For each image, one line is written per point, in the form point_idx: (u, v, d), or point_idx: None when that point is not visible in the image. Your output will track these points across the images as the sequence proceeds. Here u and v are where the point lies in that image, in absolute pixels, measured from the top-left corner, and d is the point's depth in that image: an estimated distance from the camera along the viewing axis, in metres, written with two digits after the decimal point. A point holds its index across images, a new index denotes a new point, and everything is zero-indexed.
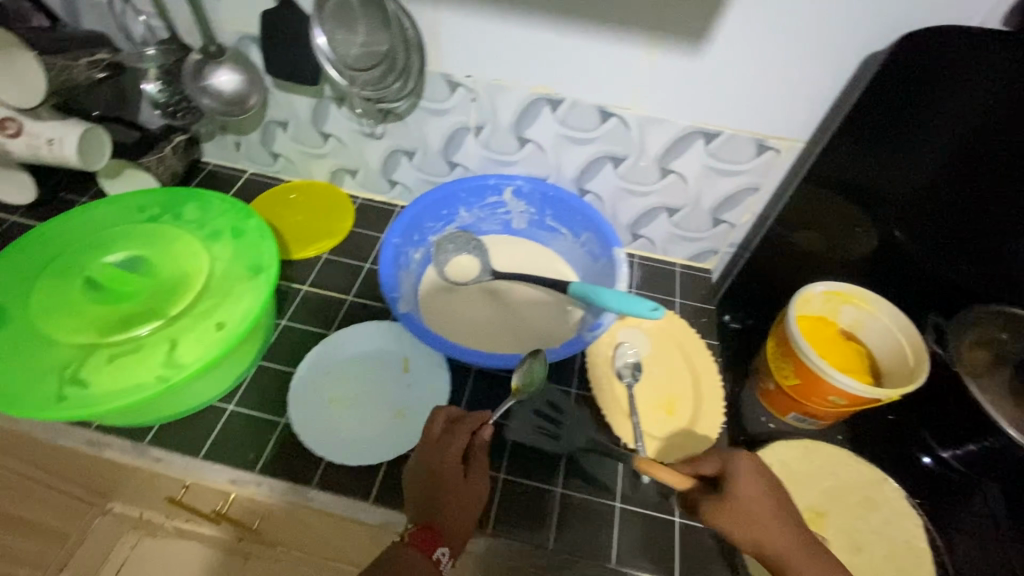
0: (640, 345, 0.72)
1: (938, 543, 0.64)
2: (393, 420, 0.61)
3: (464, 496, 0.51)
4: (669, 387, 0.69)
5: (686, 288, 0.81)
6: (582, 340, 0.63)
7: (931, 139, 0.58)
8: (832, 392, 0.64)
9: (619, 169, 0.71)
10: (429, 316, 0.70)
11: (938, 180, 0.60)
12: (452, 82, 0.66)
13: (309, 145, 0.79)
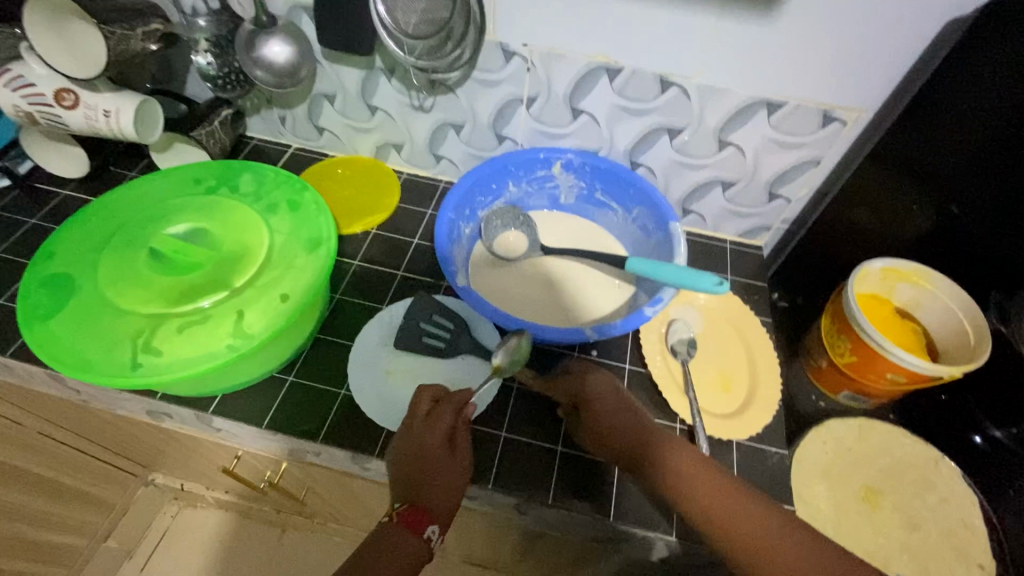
0: (692, 322, 0.71)
1: (995, 522, 0.63)
2: None
3: (456, 475, 0.51)
4: (724, 364, 0.68)
5: (736, 265, 0.79)
6: (643, 315, 0.60)
7: (976, 102, 0.55)
8: (889, 369, 0.62)
9: (675, 142, 0.70)
10: (482, 289, 0.70)
11: (983, 146, 0.55)
12: (508, 51, 0.65)
13: (356, 118, 0.78)
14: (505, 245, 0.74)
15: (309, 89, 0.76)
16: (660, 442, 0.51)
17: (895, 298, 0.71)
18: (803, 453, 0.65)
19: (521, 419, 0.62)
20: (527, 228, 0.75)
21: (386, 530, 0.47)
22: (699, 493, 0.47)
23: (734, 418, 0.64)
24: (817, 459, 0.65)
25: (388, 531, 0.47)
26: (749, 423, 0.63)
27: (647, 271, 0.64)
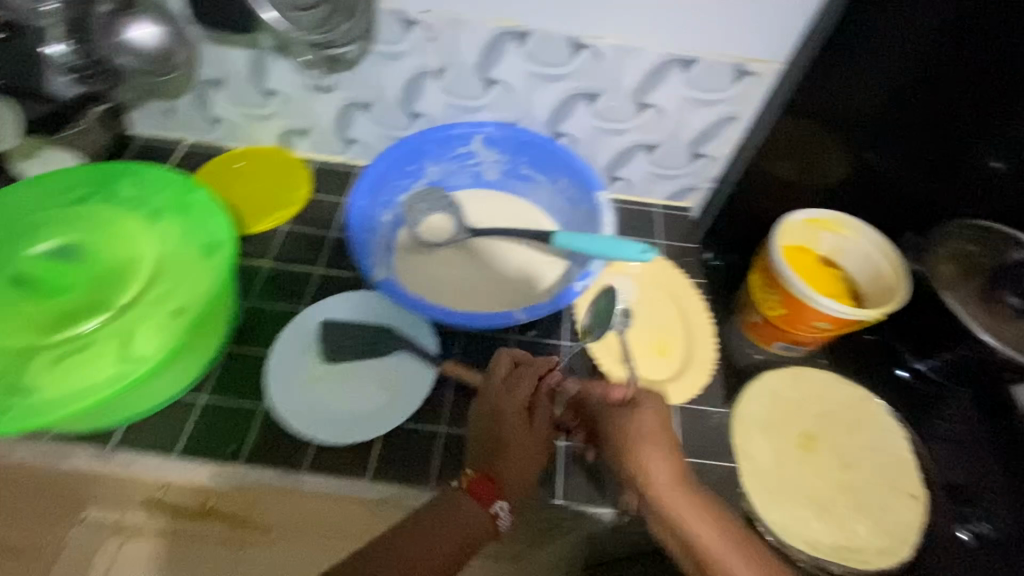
0: (627, 291, 0.71)
1: (921, 452, 0.65)
2: (382, 394, 0.57)
3: (531, 449, 0.51)
4: (661, 329, 0.69)
5: (664, 229, 0.80)
6: (573, 291, 0.59)
7: (890, 62, 0.56)
8: (816, 317, 0.64)
9: (594, 107, 0.67)
10: (407, 280, 0.66)
11: (901, 99, 0.59)
12: (408, 20, 0.60)
13: (251, 105, 0.71)
14: (429, 231, 0.70)
15: (192, 78, 0.68)
16: (682, 497, 0.48)
17: (818, 247, 0.72)
18: (740, 409, 0.66)
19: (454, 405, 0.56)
20: (455, 214, 0.72)
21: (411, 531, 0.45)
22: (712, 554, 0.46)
23: (672, 382, 0.65)
24: (753, 411, 0.66)
25: (406, 532, 0.46)
26: (684, 387, 0.65)
27: (583, 249, 0.62)
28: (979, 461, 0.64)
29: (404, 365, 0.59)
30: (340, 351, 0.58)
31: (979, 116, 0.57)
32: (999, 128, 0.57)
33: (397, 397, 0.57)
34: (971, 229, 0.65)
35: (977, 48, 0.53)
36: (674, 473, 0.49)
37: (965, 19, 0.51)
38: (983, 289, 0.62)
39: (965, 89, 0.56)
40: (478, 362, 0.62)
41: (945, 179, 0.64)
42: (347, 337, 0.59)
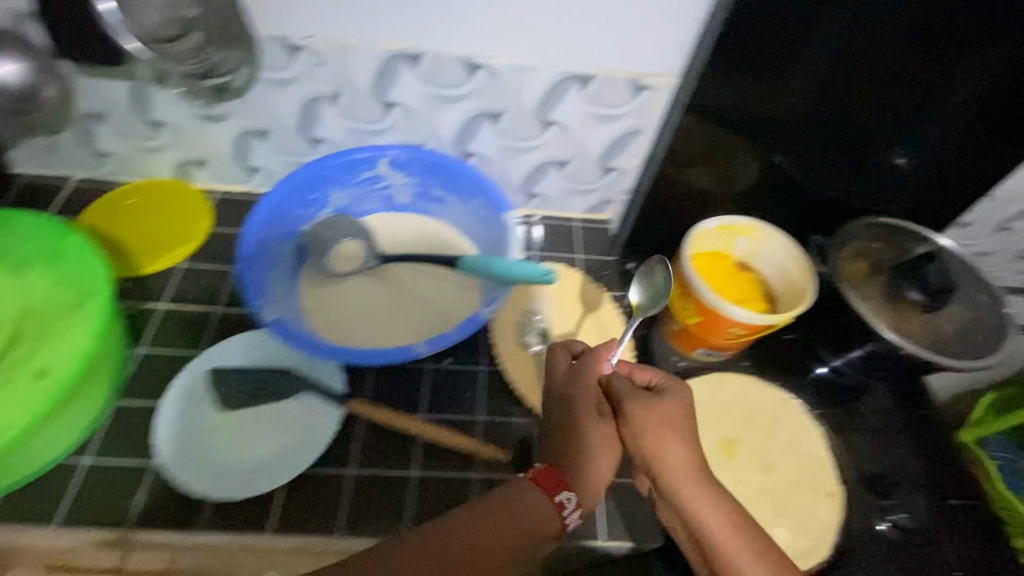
0: (546, 310, 0.69)
1: (835, 447, 0.68)
2: (285, 438, 0.55)
3: (601, 439, 0.49)
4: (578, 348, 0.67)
5: (586, 243, 0.79)
6: (478, 318, 0.57)
7: (806, 74, 0.58)
8: (730, 324, 0.64)
9: (498, 127, 0.66)
10: (313, 314, 0.64)
11: (814, 107, 0.61)
12: (292, 45, 0.58)
13: (139, 138, 0.67)
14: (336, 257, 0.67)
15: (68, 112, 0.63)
16: (697, 484, 0.48)
17: (733, 252, 0.73)
18: None
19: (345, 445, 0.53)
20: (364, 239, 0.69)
21: (471, 521, 0.44)
22: (726, 545, 0.47)
23: None
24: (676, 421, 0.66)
25: (468, 521, 0.44)
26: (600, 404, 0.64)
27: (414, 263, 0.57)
28: (892, 449, 0.69)
29: (309, 405, 0.57)
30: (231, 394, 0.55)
31: (884, 118, 0.62)
32: (897, 132, 0.64)
33: (302, 439, 0.55)
34: (874, 231, 0.71)
35: (888, 60, 0.57)
36: (691, 461, 0.49)
37: (879, 34, 0.55)
38: (887, 287, 0.67)
39: (876, 96, 0.60)
40: (391, 395, 0.60)
41: (849, 175, 0.69)
42: (238, 378, 0.56)
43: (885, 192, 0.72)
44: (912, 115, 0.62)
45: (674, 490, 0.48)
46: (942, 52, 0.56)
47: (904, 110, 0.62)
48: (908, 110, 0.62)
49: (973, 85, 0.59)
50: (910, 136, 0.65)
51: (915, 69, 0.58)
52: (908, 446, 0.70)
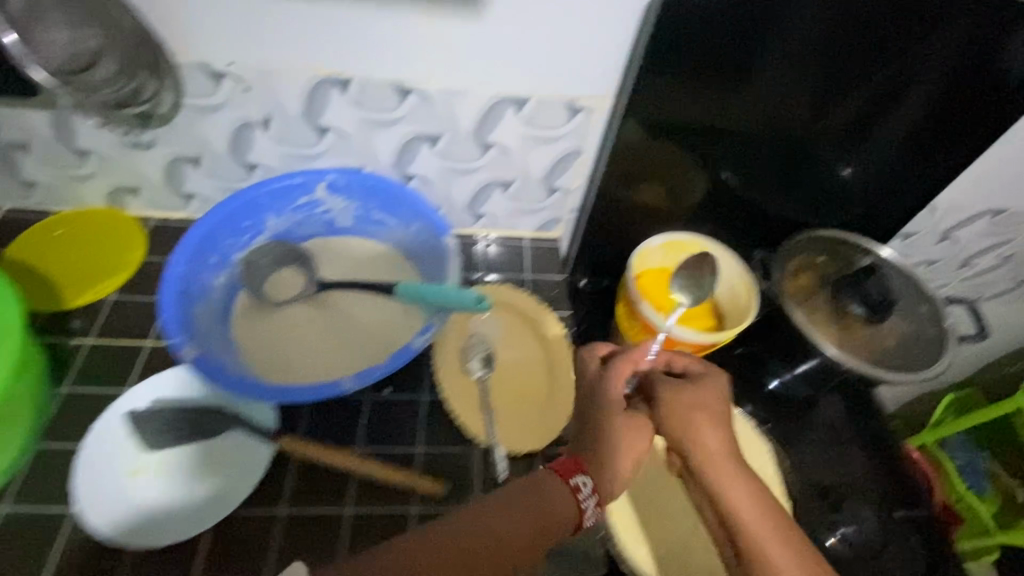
0: (491, 332, 0.69)
1: (875, 515, 0.70)
2: (190, 481, 0.55)
3: (633, 433, 0.52)
4: (524, 375, 0.66)
5: (541, 266, 0.80)
6: (411, 348, 0.54)
7: (923, 68, 0.63)
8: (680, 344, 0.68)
9: (581, 160, 0.70)
10: (256, 333, 0.64)
11: (881, 121, 0.69)
12: (403, 89, 0.59)
13: (228, 178, 0.69)
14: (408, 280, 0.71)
15: (147, 131, 0.63)
16: (734, 478, 0.48)
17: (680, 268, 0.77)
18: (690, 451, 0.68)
19: (400, 457, 0.59)
20: (412, 259, 0.72)
21: (568, 496, 0.47)
22: (757, 529, 0.46)
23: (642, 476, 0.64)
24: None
25: (565, 497, 0.47)
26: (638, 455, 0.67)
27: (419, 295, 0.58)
28: (922, 497, 0.72)
29: (354, 430, 0.59)
30: (310, 425, 0.59)
31: (958, 124, 0.69)
32: (954, 141, 0.71)
33: (199, 484, 0.55)
34: (861, 252, 0.78)
35: (977, 65, 0.63)
36: (721, 441, 0.50)
37: (963, 57, 0.62)
38: (898, 327, 0.71)
39: (951, 100, 0.67)
40: None
41: (889, 190, 0.78)
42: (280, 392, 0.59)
43: (880, 216, 0.82)
44: (915, 161, 0.74)
45: (707, 468, 0.49)
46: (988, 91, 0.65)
47: (937, 130, 0.70)
48: (915, 154, 0.73)
49: (987, 130, 0.69)
50: (916, 164, 0.74)
51: (986, 83, 0.65)
52: (921, 498, 0.72)
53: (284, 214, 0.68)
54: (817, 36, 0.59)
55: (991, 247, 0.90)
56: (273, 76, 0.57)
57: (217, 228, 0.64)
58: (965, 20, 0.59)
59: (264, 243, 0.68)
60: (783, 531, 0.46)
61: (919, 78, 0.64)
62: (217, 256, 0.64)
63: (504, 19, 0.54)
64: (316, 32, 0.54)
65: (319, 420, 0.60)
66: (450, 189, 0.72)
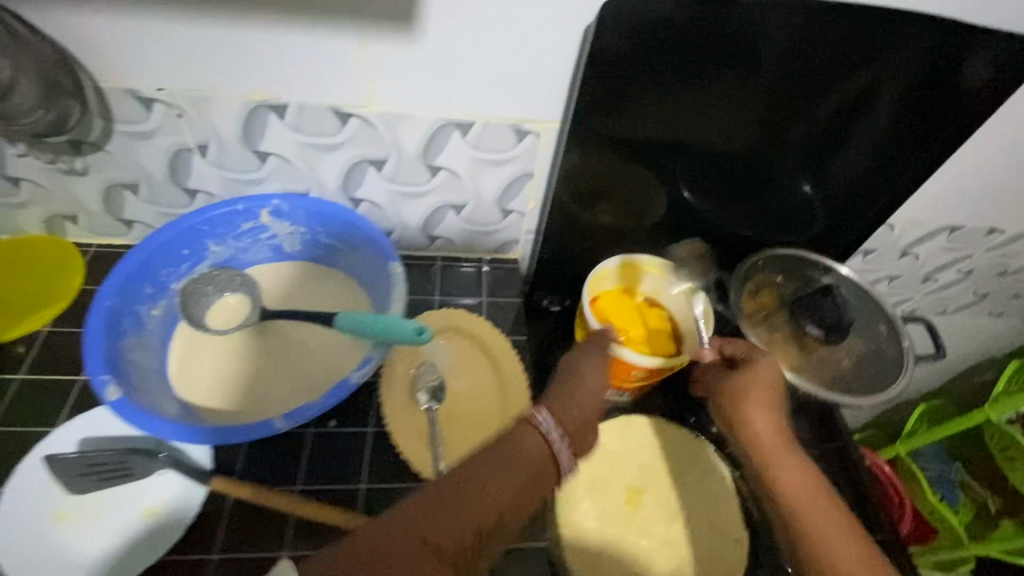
0: (441, 360, 0.67)
1: None
2: (130, 521, 0.54)
3: (744, 405, 0.59)
4: (474, 403, 0.65)
5: (499, 287, 0.79)
6: (346, 385, 0.52)
7: (860, 89, 0.63)
8: (633, 368, 0.67)
9: (535, 183, 0.69)
10: (193, 365, 0.62)
11: (840, 138, 0.69)
12: (342, 114, 0.58)
13: (171, 205, 0.67)
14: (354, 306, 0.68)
15: (82, 157, 0.61)
16: (787, 457, 0.56)
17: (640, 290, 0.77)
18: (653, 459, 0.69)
19: (338, 493, 0.57)
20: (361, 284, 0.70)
21: (541, 438, 0.49)
22: (796, 499, 0.53)
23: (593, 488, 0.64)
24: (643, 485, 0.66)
25: (536, 440, 0.49)
26: (580, 480, 0.65)
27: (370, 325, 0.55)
28: (882, 518, 0.71)
29: (295, 464, 0.57)
30: (245, 465, 0.57)
31: (911, 139, 0.69)
32: (910, 158, 0.71)
33: (137, 523, 0.53)
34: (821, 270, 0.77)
35: (925, 82, 0.63)
36: (776, 426, 0.58)
37: (912, 74, 0.62)
38: (858, 347, 0.71)
39: (905, 116, 0.67)
40: None
41: (851, 208, 0.78)
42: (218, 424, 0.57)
43: (840, 231, 0.81)
44: (875, 177, 0.74)
45: (760, 451, 0.57)
46: (942, 108, 0.65)
47: (897, 148, 0.70)
48: (874, 170, 0.73)
49: (945, 145, 0.69)
50: (873, 180, 0.74)
51: (938, 99, 0.64)
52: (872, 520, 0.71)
53: (225, 240, 0.66)
54: (776, 49, 0.58)
55: (951, 262, 0.90)
56: (206, 102, 0.56)
57: (154, 256, 0.62)
58: (928, 38, 0.59)
59: (205, 271, 0.66)
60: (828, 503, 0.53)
61: (877, 94, 0.64)
62: (153, 285, 0.62)
63: (440, 43, 0.52)
64: (247, 57, 0.52)
65: (258, 457, 0.58)
66: (402, 214, 0.71)
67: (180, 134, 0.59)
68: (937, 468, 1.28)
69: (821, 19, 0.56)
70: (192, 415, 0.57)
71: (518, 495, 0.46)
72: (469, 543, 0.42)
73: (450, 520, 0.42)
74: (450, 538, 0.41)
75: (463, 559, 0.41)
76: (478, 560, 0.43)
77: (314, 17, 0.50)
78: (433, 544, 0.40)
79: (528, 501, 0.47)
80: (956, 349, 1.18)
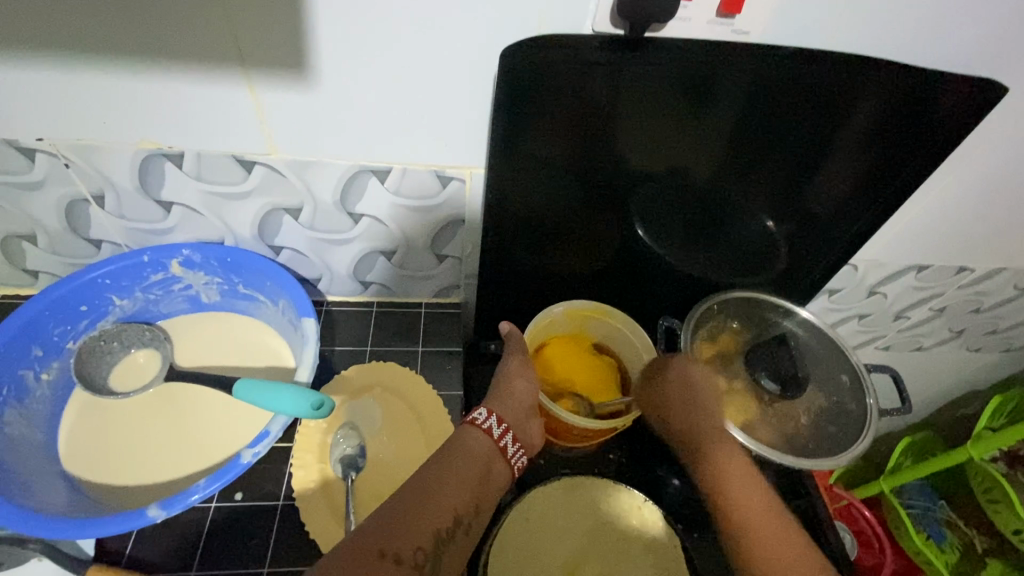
0: (365, 421, 0.62)
1: None
2: None
3: (681, 415, 0.62)
4: (397, 471, 0.59)
5: (436, 332, 0.73)
6: (235, 466, 0.48)
7: (809, 128, 0.59)
8: (569, 425, 0.64)
9: (469, 227, 0.65)
10: (86, 432, 0.56)
11: (796, 177, 0.64)
12: (245, 162, 0.54)
13: (76, 255, 0.62)
14: (272, 362, 0.63)
15: None
16: (722, 445, 0.59)
17: (589, 334, 0.73)
18: (606, 510, 0.64)
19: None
20: (282, 337, 0.65)
21: (483, 433, 0.52)
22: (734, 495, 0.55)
23: (523, 558, 0.60)
24: (585, 556, 0.61)
25: (479, 437, 0.52)
26: (512, 548, 0.60)
27: (252, 400, 0.52)
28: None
29: (195, 541, 0.53)
30: (138, 545, 0.53)
31: (866, 177, 0.65)
32: (867, 196, 0.67)
33: None
34: (777, 309, 0.72)
35: (877, 119, 0.59)
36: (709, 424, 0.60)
37: (864, 111, 0.58)
38: (818, 400, 0.66)
39: (857, 154, 0.62)
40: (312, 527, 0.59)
41: (812, 248, 0.73)
42: (104, 503, 0.52)
43: (803, 270, 0.77)
44: (835, 219, 0.70)
45: (696, 452, 0.60)
46: (896, 146, 0.61)
47: (855, 186, 0.66)
48: (833, 213, 0.69)
49: (904, 186, 0.65)
50: (832, 221, 0.70)
51: (895, 136, 0.60)
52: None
53: (131, 293, 0.62)
54: (721, 96, 0.54)
55: (920, 300, 0.86)
56: (96, 152, 0.52)
57: (47, 314, 0.57)
58: (892, 85, 0.55)
59: (108, 327, 0.62)
60: (758, 490, 0.55)
61: (838, 140, 0.60)
62: (43, 347, 0.57)
63: (341, 91, 0.49)
64: (133, 106, 0.48)
65: (153, 536, 0.53)
66: (327, 260, 0.66)
67: (73, 184, 0.54)
68: (923, 505, 1.21)
69: (772, 66, 0.52)
70: (75, 494, 0.52)
71: (473, 490, 0.48)
72: (428, 546, 0.43)
73: (409, 528, 0.44)
74: (408, 545, 0.42)
75: (426, 564, 0.43)
76: (441, 563, 0.44)
77: (201, 63, 0.46)
78: (391, 555, 0.41)
79: (486, 491, 0.50)
80: (935, 384, 1.13)
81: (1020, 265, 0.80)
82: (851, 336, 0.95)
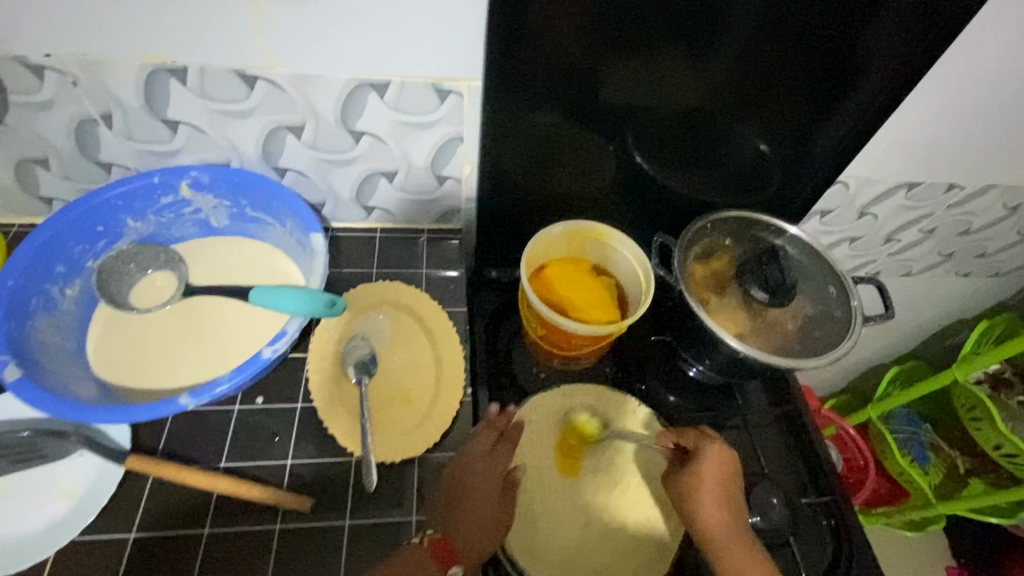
0: (376, 335, 0.65)
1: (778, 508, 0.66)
2: (62, 501, 0.53)
3: (707, 500, 0.57)
4: (407, 377, 0.63)
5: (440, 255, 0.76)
6: (257, 362, 0.51)
7: (806, 39, 0.59)
8: (566, 335, 0.65)
9: (468, 147, 0.66)
10: (113, 344, 0.60)
11: (793, 93, 0.64)
12: (247, 77, 0.55)
13: (89, 179, 0.64)
14: (283, 282, 0.66)
15: None
16: (745, 561, 0.55)
17: (586, 257, 0.76)
18: None
19: (264, 471, 0.57)
20: (291, 258, 0.67)
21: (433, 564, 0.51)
22: None
23: None
24: None
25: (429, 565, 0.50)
26: None
27: (268, 304, 0.56)
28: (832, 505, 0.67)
29: (222, 439, 0.58)
30: (169, 443, 0.57)
31: (865, 93, 0.64)
32: (864, 113, 0.67)
33: (73, 506, 0.53)
34: (768, 227, 0.74)
35: (876, 28, 0.58)
36: (728, 523, 0.57)
37: (862, 19, 0.57)
38: (806, 310, 0.69)
39: (857, 67, 0.62)
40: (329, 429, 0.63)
41: (805, 168, 0.74)
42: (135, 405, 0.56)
43: (795, 192, 0.78)
44: (830, 139, 0.70)
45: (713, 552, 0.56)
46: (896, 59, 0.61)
47: (853, 104, 0.66)
48: (828, 131, 0.69)
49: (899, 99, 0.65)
50: (827, 140, 0.71)
51: (894, 48, 0.60)
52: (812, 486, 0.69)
53: (144, 216, 0.64)
54: (728, 9, 0.55)
55: (910, 221, 0.88)
56: (102, 68, 0.53)
57: (65, 234, 0.59)
58: None
59: (124, 248, 0.64)
60: None
61: (850, 55, 0.60)
62: (66, 264, 0.60)
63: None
64: (138, 18, 0.50)
65: (181, 435, 0.58)
66: (331, 184, 0.68)
67: (81, 102, 0.56)
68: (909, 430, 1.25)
69: None
70: (107, 396, 0.56)
71: None
72: None
73: None
74: None
75: None
76: None
77: None
78: None
79: None
80: (926, 312, 1.17)
81: (1011, 182, 0.81)
82: (842, 261, 0.98)
